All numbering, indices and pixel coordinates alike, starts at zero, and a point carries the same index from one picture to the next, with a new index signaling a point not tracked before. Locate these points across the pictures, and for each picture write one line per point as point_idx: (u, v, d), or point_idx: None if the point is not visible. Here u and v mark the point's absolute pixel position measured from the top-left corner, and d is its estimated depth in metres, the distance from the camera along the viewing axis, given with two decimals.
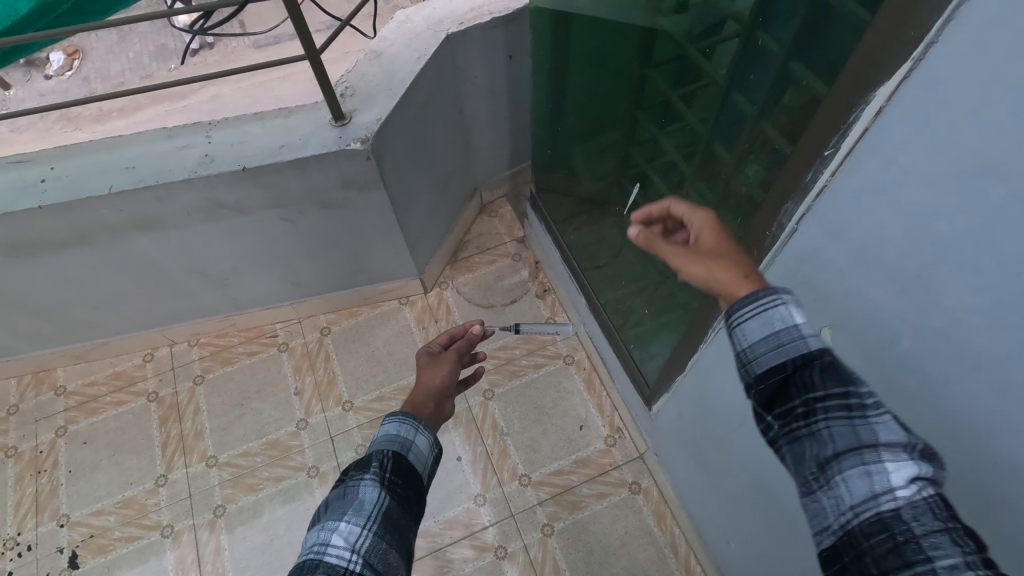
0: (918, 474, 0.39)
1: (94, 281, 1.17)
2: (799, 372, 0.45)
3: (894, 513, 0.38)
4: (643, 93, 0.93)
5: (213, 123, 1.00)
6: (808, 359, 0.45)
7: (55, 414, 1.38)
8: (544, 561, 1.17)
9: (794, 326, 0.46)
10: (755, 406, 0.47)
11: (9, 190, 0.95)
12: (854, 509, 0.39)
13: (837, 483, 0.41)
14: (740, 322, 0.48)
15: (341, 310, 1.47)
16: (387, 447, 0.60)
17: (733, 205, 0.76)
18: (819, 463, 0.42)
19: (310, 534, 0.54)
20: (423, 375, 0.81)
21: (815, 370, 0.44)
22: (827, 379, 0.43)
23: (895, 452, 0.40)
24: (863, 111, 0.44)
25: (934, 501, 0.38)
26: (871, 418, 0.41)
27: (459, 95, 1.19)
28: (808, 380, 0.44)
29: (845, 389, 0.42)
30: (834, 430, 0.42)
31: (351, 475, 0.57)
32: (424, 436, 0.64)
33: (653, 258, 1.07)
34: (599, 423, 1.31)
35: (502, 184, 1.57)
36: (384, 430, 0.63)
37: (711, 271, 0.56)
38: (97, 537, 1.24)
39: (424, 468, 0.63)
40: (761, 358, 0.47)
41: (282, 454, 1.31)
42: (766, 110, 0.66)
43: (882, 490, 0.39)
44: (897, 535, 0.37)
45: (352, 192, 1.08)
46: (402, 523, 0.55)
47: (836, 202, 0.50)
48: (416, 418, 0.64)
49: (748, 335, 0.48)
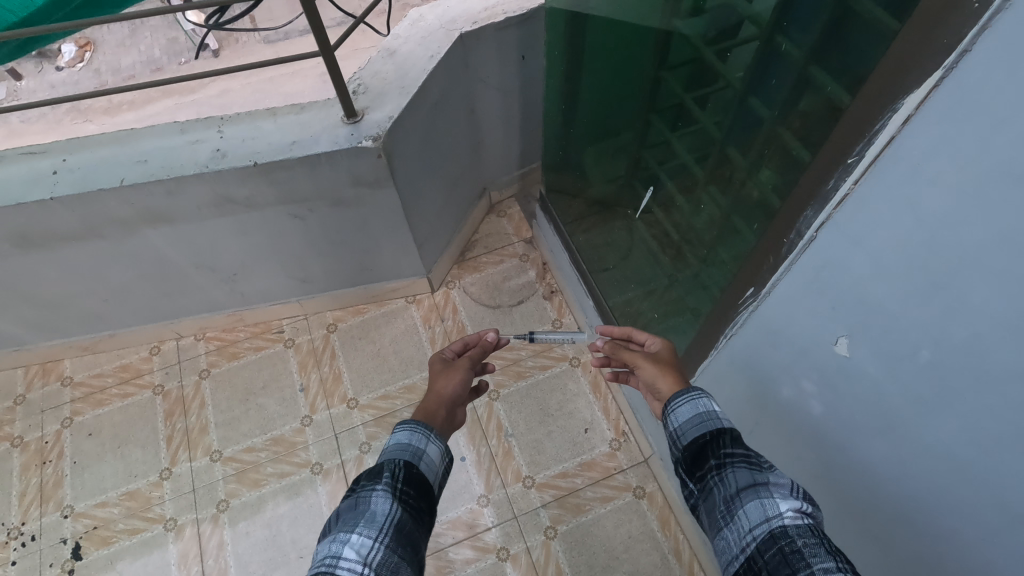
0: (800, 506, 0.51)
1: (103, 273, 1.18)
2: (716, 438, 0.60)
3: (781, 531, 0.50)
4: (657, 96, 0.92)
5: (225, 118, 1.00)
6: (720, 431, 0.61)
7: (62, 405, 1.38)
8: (546, 564, 1.17)
9: (713, 413, 0.64)
10: (682, 470, 0.62)
11: (22, 182, 0.95)
12: (750, 533, 0.52)
13: (739, 515, 0.53)
14: (674, 409, 0.67)
15: (347, 307, 1.47)
16: (399, 457, 0.60)
17: (746, 211, 0.75)
18: (727, 502, 0.55)
19: (321, 546, 0.53)
20: (436, 381, 0.81)
21: (727, 438, 0.59)
22: (735, 444, 0.59)
23: (783, 492, 0.53)
24: (891, 118, 0.44)
25: (812, 526, 0.50)
26: (765, 472, 0.55)
27: (471, 94, 1.18)
28: (721, 444, 0.59)
29: (746, 451, 0.58)
30: (736, 475, 0.56)
31: (363, 486, 0.57)
32: (435, 446, 0.64)
33: (663, 262, 1.07)
34: (604, 426, 1.31)
35: (511, 184, 1.56)
36: (395, 440, 0.63)
37: (659, 375, 0.78)
38: (100, 529, 1.25)
39: (435, 478, 0.63)
40: (687, 433, 0.64)
41: (286, 450, 1.30)
42: (783, 115, 0.65)
43: (772, 514, 0.51)
44: (785, 549, 0.48)
45: (362, 189, 1.08)
46: (414, 535, 0.55)
47: (859, 209, 0.49)
48: (427, 427, 0.64)
49: (679, 419, 0.66)
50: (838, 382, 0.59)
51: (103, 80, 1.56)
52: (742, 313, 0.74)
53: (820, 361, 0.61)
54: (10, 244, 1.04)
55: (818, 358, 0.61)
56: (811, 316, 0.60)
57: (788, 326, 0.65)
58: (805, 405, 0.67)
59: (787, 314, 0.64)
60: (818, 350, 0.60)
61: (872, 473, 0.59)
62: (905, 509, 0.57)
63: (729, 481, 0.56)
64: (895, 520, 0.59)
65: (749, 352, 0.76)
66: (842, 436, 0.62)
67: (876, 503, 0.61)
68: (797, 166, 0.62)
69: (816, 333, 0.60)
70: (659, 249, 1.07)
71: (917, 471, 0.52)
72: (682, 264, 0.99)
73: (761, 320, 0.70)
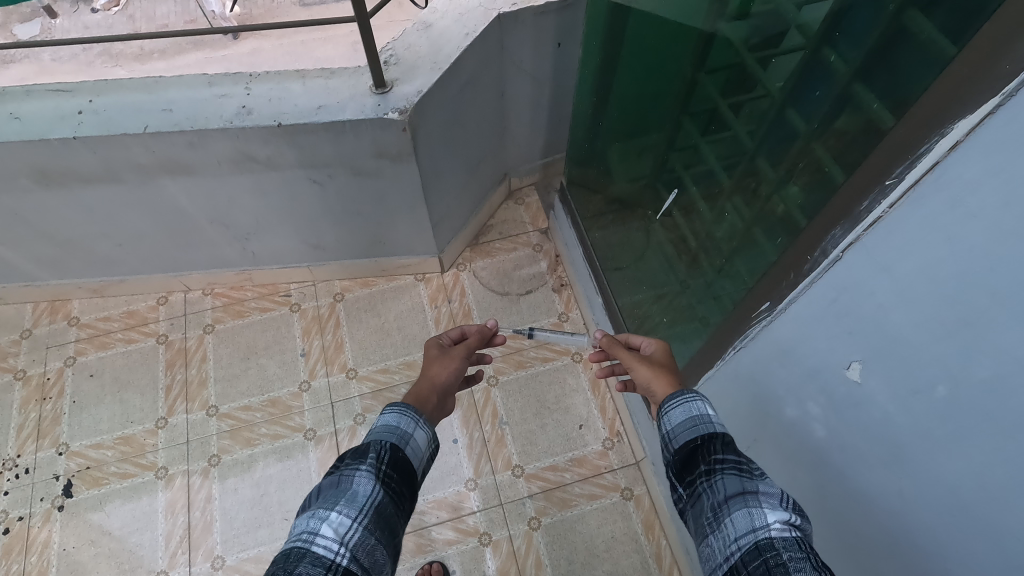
0: (789, 518, 0.50)
1: (119, 218, 1.18)
2: (707, 443, 0.59)
3: (767, 543, 0.49)
4: (691, 98, 0.91)
5: (253, 75, 0.99)
6: (712, 436, 0.60)
7: (67, 343, 1.40)
8: (526, 554, 1.17)
9: (706, 417, 0.63)
10: (672, 473, 0.62)
11: (46, 119, 0.95)
12: (736, 542, 0.51)
13: (726, 524, 0.53)
14: (667, 411, 0.67)
15: (356, 278, 1.47)
16: (386, 438, 0.60)
17: (769, 224, 0.74)
18: (714, 509, 0.54)
19: (298, 520, 0.53)
20: (429, 367, 0.81)
21: (718, 444, 0.59)
22: (726, 450, 0.58)
23: (772, 502, 0.52)
24: (937, 143, 0.43)
25: (800, 538, 0.49)
26: (756, 480, 0.54)
27: (503, 78, 1.17)
28: (712, 449, 0.59)
29: (738, 458, 0.57)
30: (725, 482, 0.55)
31: (347, 464, 0.57)
32: (423, 432, 0.64)
33: (676, 267, 1.05)
34: (599, 425, 1.30)
35: (533, 173, 1.55)
36: (383, 420, 0.63)
37: (655, 377, 0.77)
38: (92, 469, 1.26)
39: (419, 463, 0.63)
40: (679, 437, 0.63)
41: (282, 412, 1.31)
42: (820, 131, 0.63)
43: (759, 525, 0.50)
44: (769, 561, 0.47)
45: (383, 161, 1.07)
46: (393, 519, 0.55)
47: (890, 235, 0.48)
48: (417, 412, 0.64)
49: (671, 421, 0.66)
50: (846, 408, 0.58)
51: (136, 26, 1.55)
52: (754, 328, 0.73)
53: (829, 385, 0.60)
54: (30, 179, 1.04)
55: (827, 381, 0.60)
56: (824, 339, 0.59)
57: (801, 346, 0.64)
58: (808, 427, 0.66)
59: (801, 334, 0.63)
60: (828, 373, 0.60)
61: (869, 503, 0.59)
62: (898, 544, 0.56)
63: (718, 488, 0.55)
64: (889, 552, 0.58)
65: (756, 367, 0.76)
66: (843, 462, 0.61)
67: (870, 534, 0.60)
68: (828, 184, 0.60)
69: (827, 356, 0.59)
70: (674, 253, 1.06)
71: (915, 508, 0.52)
72: (696, 271, 0.98)
73: (773, 337, 0.70)
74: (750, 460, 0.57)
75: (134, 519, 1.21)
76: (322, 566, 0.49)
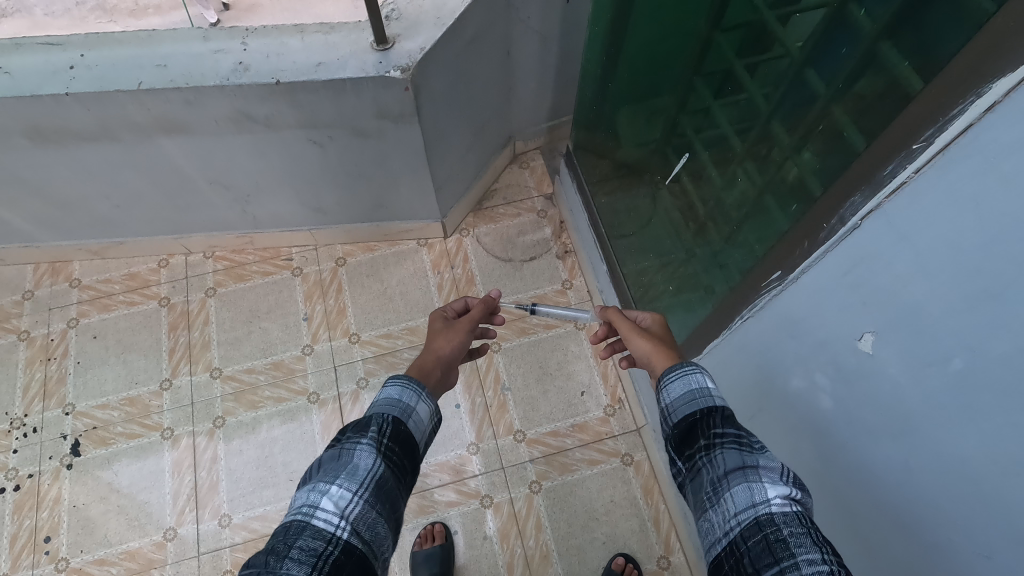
0: (789, 493, 0.51)
1: (116, 179, 1.16)
2: (706, 417, 0.59)
3: (767, 518, 0.49)
4: (705, 58, 0.87)
5: (250, 29, 0.95)
6: (712, 410, 0.59)
7: (68, 305, 1.40)
8: (527, 516, 1.19)
9: (706, 390, 0.62)
10: (671, 448, 0.61)
11: (37, 74, 0.92)
12: (735, 517, 0.51)
13: (726, 498, 0.53)
14: (666, 384, 0.65)
15: (358, 243, 1.46)
16: (388, 412, 0.60)
17: (780, 191, 0.72)
18: (713, 484, 0.54)
19: (299, 493, 0.53)
20: (434, 340, 0.80)
21: (717, 418, 0.58)
22: (726, 424, 0.57)
23: (772, 477, 0.52)
24: (970, 104, 0.41)
25: (799, 513, 0.49)
26: (756, 454, 0.54)
27: (509, 35, 1.12)
28: (711, 423, 0.58)
29: (737, 432, 0.56)
30: (725, 457, 0.55)
31: (348, 437, 0.56)
32: (425, 405, 0.64)
33: (682, 234, 1.04)
34: (601, 391, 1.31)
35: (538, 136, 1.51)
36: (385, 394, 0.62)
37: (653, 350, 0.76)
38: (99, 429, 1.28)
39: (421, 436, 0.62)
40: (678, 412, 0.62)
41: (285, 375, 1.32)
42: (840, 94, 0.61)
43: (760, 500, 0.51)
44: (770, 537, 0.48)
45: (385, 122, 1.04)
46: (394, 492, 0.55)
47: (913, 202, 0.47)
48: (419, 386, 0.64)
49: (670, 395, 0.64)
50: (855, 379, 0.57)
51: None
52: (763, 298, 0.72)
53: (838, 355, 0.59)
54: (24, 136, 1.01)
55: (837, 353, 0.59)
56: (836, 310, 0.58)
57: (812, 317, 0.63)
58: (814, 397, 0.66)
59: (812, 304, 0.62)
60: (838, 344, 0.59)
61: (875, 474, 0.58)
62: (902, 516, 0.55)
63: (718, 463, 0.55)
64: (890, 522, 0.58)
65: (764, 338, 0.75)
66: (849, 432, 0.61)
67: (874, 505, 0.60)
68: (845, 150, 0.58)
69: (839, 327, 0.58)
70: (681, 220, 1.04)
71: (923, 480, 0.51)
72: (703, 239, 0.96)
73: (782, 307, 0.69)
74: (751, 434, 0.56)
75: (141, 478, 1.23)
76: (322, 539, 0.49)
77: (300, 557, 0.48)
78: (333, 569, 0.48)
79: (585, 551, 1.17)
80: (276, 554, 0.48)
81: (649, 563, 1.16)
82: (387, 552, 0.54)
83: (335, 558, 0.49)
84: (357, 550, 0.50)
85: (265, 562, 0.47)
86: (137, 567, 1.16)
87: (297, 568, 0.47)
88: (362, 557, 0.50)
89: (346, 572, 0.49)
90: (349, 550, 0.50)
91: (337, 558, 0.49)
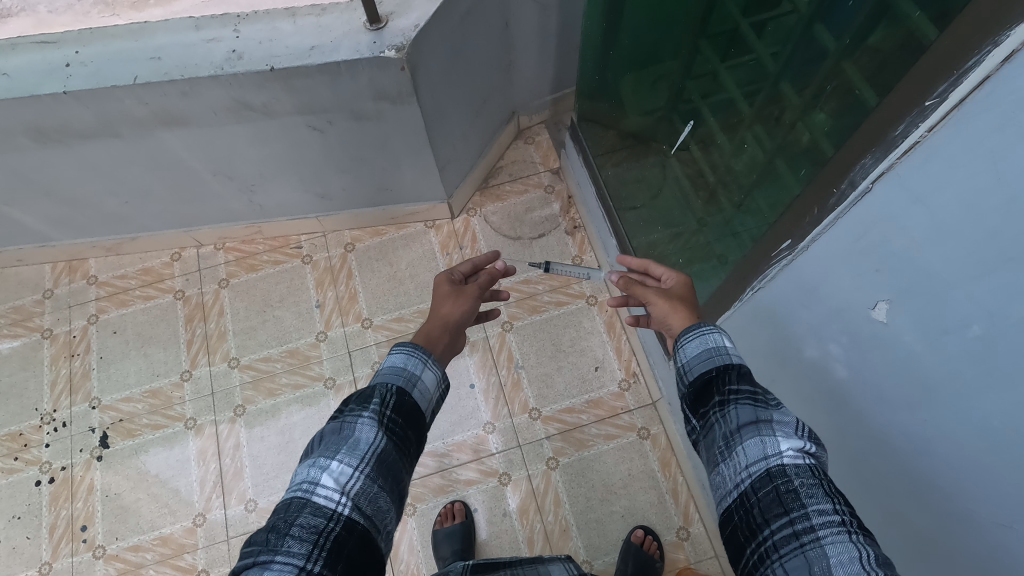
0: (802, 447, 0.50)
1: (122, 174, 1.16)
2: (722, 375, 0.57)
3: (778, 469, 0.49)
4: (710, 18, 0.84)
5: (241, 16, 0.94)
6: (728, 367, 0.58)
7: (88, 302, 1.42)
8: (545, 492, 1.20)
9: (723, 350, 0.60)
10: (685, 407, 0.60)
11: (35, 73, 0.92)
12: (747, 468, 0.51)
13: (738, 452, 0.52)
14: (683, 344, 0.64)
15: (366, 228, 1.45)
16: (391, 383, 0.60)
17: (793, 155, 0.69)
18: (726, 438, 0.53)
19: (301, 469, 0.54)
20: (441, 305, 0.80)
21: (733, 375, 0.57)
22: (741, 381, 0.56)
23: (786, 431, 0.51)
24: (988, 55, 0.38)
25: (812, 465, 0.49)
26: (770, 410, 0.53)
27: (506, 6, 1.09)
28: (727, 381, 0.56)
29: (753, 389, 0.55)
30: (739, 412, 0.54)
31: (350, 411, 0.56)
32: (430, 373, 0.64)
33: (692, 203, 1.01)
34: (615, 366, 1.30)
35: (542, 110, 1.48)
36: (389, 364, 0.62)
37: (671, 311, 0.74)
38: (126, 421, 1.31)
39: (426, 406, 0.62)
40: (693, 370, 0.61)
41: (302, 362, 1.34)
42: (851, 50, 0.58)
43: (772, 452, 0.50)
44: (780, 487, 0.48)
45: (384, 104, 1.02)
46: (397, 465, 0.56)
47: (928, 160, 0.44)
48: (424, 354, 0.64)
49: (687, 355, 0.63)
50: (870, 349, 0.56)
51: None
52: (773, 268, 0.71)
53: (853, 325, 0.57)
54: (27, 137, 1.02)
55: (851, 322, 0.57)
56: (849, 278, 0.56)
57: (823, 284, 0.61)
58: (827, 368, 0.64)
59: (822, 273, 0.60)
60: (853, 313, 0.57)
61: (892, 444, 0.57)
62: (920, 484, 0.55)
63: (730, 417, 0.54)
64: (909, 490, 0.57)
65: (776, 306, 0.73)
66: (865, 404, 0.60)
67: (889, 474, 0.59)
68: (859, 109, 0.55)
69: (853, 296, 0.56)
70: (690, 190, 1.01)
71: (943, 449, 0.50)
72: (713, 207, 0.94)
73: (793, 277, 0.67)
74: (767, 392, 0.55)
75: (169, 467, 1.27)
76: (323, 516, 0.50)
77: (301, 534, 0.48)
78: (334, 545, 0.49)
79: (604, 525, 1.18)
80: (278, 532, 0.49)
81: (669, 535, 1.16)
82: (391, 524, 0.54)
83: (336, 533, 0.49)
84: (359, 524, 0.51)
85: (267, 539, 0.48)
86: (170, 552, 1.20)
87: (299, 545, 0.48)
88: (365, 531, 0.51)
89: (348, 545, 0.49)
90: (351, 526, 0.50)
91: (338, 534, 0.49)
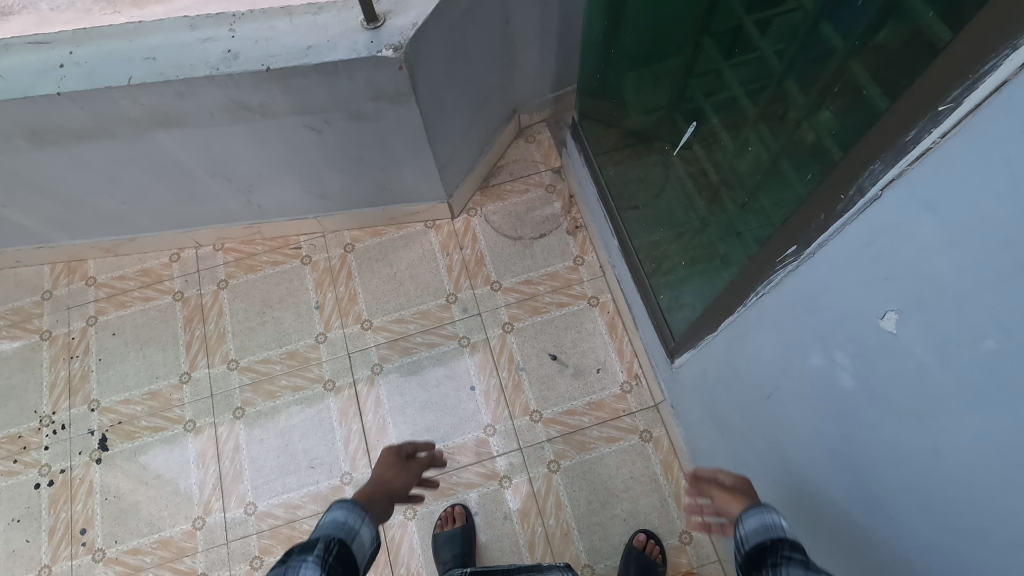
0: None
1: (119, 175, 1.15)
2: (777, 545, 0.64)
3: None
4: (713, 15, 0.82)
5: (237, 15, 0.92)
6: (782, 539, 0.64)
7: (87, 303, 1.41)
8: (546, 495, 1.19)
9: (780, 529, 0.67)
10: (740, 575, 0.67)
11: (28, 74, 0.91)
12: None
13: None
14: (745, 520, 0.71)
15: (365, 228, 1.44)
16: (332, 536, 0.66)
17: (797, 155, 0.68)
18: None
19: None
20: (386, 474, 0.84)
21: (788, 546, 0.63)
22: (795, 550, 0.62)
23: None
24: (1006, 59, 0.36)
25: None
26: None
27: (506, 3, 1.07)
28: (780, 550, 0.63)
29: (805, 559, 0.61)
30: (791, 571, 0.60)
31: (294, 558, 0.62)
32: (367, 530, 0.70)
33: (695, 203, 1.00)
34: (617, 368, 1.29)
35: (543, 108, 1.47)
36: (329, 519, 0.68)
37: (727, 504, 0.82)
38: (125, 424, 1.31)
39: (363, 557, 0.68)
40: (751, 541, 0.68)
41: (301, 364, 1.33)
42: (858, 48, 0.58)
43: None
44: None
45: (382, 104, 1.00)
46: None
47: (939, 167, 0.42)
48: (361, 510, 0.70)
49: (746, 528, 0.70)
50: (878, 359, 0.54)
51: None
52: (778, 273, 0.69)
53: (861, 334, 0.56)
54: (22, 138, 1.01)
55: (858, 330, 0.56)
56: (856, 286, 0.55)
57: (829, 291, 0.59)
58: (834, 377, 0.63)
59: (829, 279, 0.59)
60: (861, 322, 0.55)
61: (899, 457, 0.56)
62: (928, 499, 0.53)
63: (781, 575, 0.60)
64: (915, 504, 0.55)
65: (780, 312, 0.71)
66: (873, 414, 0.58)
67: (896, 486, 0.58)
68: (864, 107, 0.54)
69: (860, 304, 0.55)
70: (693, 190, 1.00)
71: (952, 464, 0.48)
72: (716, 207, 0.92)
73: (798, 283, 0.65)
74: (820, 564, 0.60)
75: (168, 469, 1.26)
76: None
77: None
78: None
79: (606, 529, 1.17)
80: None
81: (671, 538, 1.16)
82: None
83: None
84: None
85: None
86: (169, 556, 1.20)
87: None
88: None
89: None
90: None
91: None
